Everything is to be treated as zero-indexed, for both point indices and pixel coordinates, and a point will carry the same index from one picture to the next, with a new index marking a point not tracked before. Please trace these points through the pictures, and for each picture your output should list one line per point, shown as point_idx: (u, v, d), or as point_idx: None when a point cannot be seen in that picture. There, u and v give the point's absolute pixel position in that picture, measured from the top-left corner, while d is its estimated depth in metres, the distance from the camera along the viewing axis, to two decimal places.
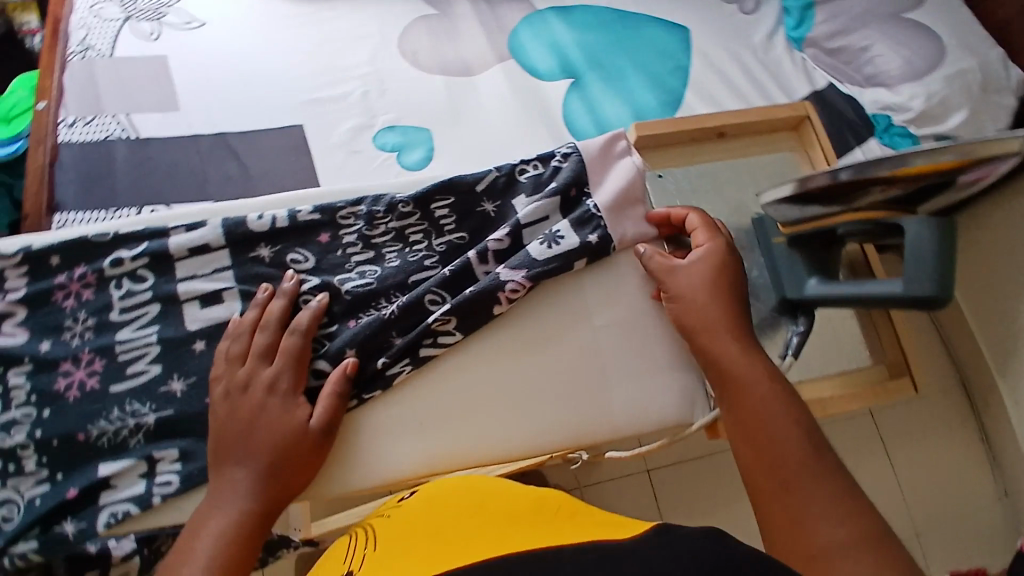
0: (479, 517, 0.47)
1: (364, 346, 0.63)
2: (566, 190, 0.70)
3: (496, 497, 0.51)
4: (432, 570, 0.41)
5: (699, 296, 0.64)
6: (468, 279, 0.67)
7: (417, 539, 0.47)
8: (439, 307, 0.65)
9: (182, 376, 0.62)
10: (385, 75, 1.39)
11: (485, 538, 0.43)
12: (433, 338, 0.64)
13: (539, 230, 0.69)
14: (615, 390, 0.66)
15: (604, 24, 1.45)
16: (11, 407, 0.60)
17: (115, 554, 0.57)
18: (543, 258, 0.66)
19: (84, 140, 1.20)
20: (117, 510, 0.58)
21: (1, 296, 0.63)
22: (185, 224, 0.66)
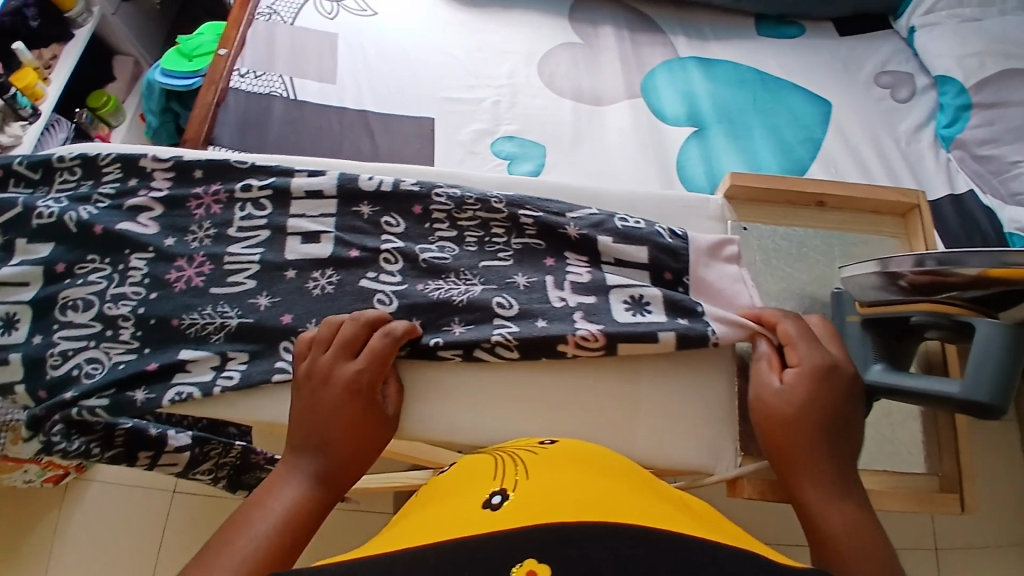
0: (592, 483, 0.52)
1: (427, 317, 0.68)
2: (659, 275, 0.71)
3: (606, 468, 0.57)
4: (552, 505, 0.48)
5: (795, 419, 0.58)
6: (541, 298, 0.68)
7: (547, 475, 0.54)
8: (504, 311, 0.68)
9: (269, 294, 0.70)
10: (519, 89, 1.47)
11: (601, 501, 0.49)
12: (490, 346, 0.66)
13: (627, 288, 0.69)
14: (646, 417, 0.67)
15: (743, 83, 1.45)
16: (126, 283, 0.70)
17: (172, 443, 0.67)
18: (625, 323, 0.67)
19: (250, 90, 1.38)
20: (182, 390, 0.66)
21: (147, 192, 0.74)
22: (308, 170, 0.75)
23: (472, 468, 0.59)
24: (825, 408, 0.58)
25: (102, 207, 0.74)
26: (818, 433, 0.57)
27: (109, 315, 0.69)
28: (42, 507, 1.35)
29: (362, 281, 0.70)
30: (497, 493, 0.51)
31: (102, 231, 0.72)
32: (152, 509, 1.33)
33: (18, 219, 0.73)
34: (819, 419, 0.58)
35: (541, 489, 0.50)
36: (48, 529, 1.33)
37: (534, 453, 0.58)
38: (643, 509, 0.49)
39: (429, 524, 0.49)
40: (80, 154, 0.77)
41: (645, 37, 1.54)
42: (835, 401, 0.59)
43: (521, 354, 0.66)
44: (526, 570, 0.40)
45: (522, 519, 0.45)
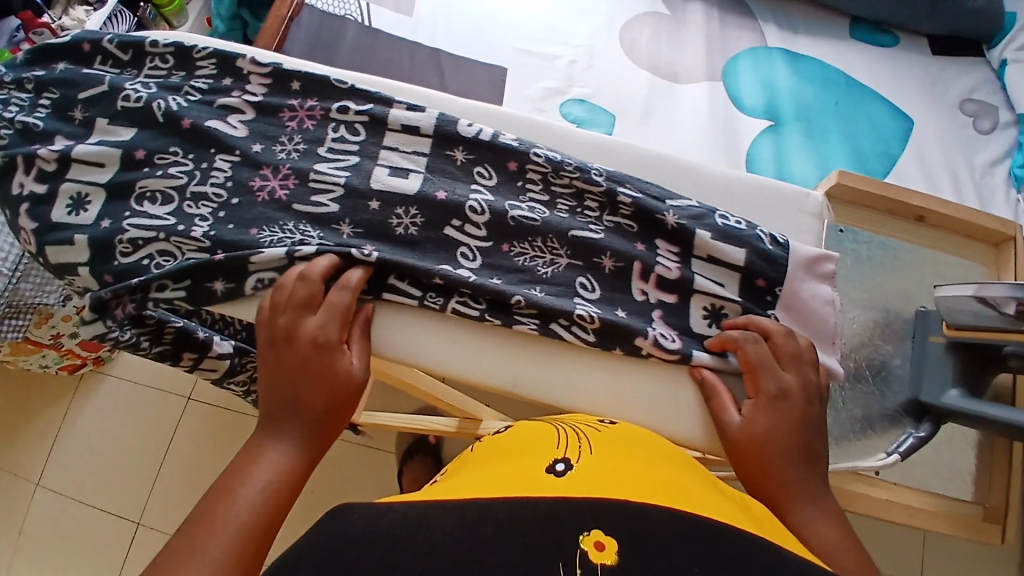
0: (659, 467, 0.51)
1: (510, 281, 0.67)
2: (753, 281, 0.68)
3: (669, 454, 0.55)
4: (622, 484, 0.46)
5: (766, 457, 0.57)
6: (623, 288, 0.68)
7: (610, 452, 0.52)
8: (585, 292, 0.67)
9: (352, 224, 0.68)
10: (596, 52, 1.43)
11: (671, 488, 0.47)
12: (568, 323, 0.65)
13: (711, 296, 0.67)
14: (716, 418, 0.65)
15: (828, 84, 1.40)
16: (207, 183, 0.69)
17: (216, 349, 0.72)
18: (701, 334, 0.67)
19: (325, 9, 1.35)
20: (263, 277, 0.66)
21: (240, 94, 0.73)
22: (406, 103, 0.73)
23: (530, 432, 0.57)
24: (792, 438, 0.58)
25: (191, 100, 0.72)
26: (785, 460, 0.57)
27: (187, 212, 0.68)
28: (59, 391, 1.38)
29: (446, 229, 0.68)
30: (561, 459, 0.49)
31: (189, 125, 0.70)
32: (166, 410, 1.35)
33: (107, 96, 0.72)
34: (785, 454, 0.57)
35: (608, 464, 0.48)
36: (57, 417, 1.36)
37: (598, 430, 0.57)
38: (711, 502, 0.47)
39: (487, 475, 0.48)
40: (175, 42, 0.75)
41: (734, 19, 1.48)
42: (793, 426, 0.59)
43: (594, 344, 0.66)
44: (592, 541, 0.39)
45: (586, 491, 0.44)
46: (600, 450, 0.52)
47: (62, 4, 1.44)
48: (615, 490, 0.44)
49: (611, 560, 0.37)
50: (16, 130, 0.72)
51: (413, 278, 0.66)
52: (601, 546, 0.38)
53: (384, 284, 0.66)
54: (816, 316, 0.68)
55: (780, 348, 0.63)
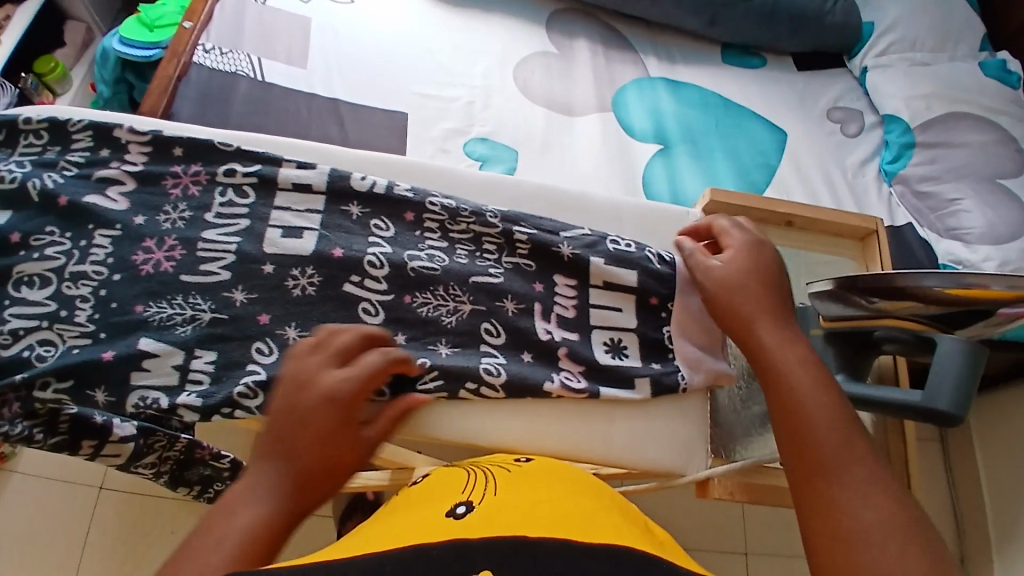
0: (557, 494, 0.53)
1: (417, 333, 0.67)
2: (646, 300, 0.73)
3: (569, 480, 0.57)
4: (516, 515, 0.48)
5: (746, 322, 0.61)
6: (527, 328, 0.69)
7: (512, 487, 0.54)
8: (490, 339, 0.69)
9: (246, 289, 0.66)
10: (493, 92, 1.48)
11: (565, 513, 0.49)
12: (476, 385, 0.66)
13: (608, 330, 0.72)
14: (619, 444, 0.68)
15: (707, 106, 1.51)
16: (87, 261, 0.66)
17: (116, 432, 0.61)
18: (604, 366, 0.70)
19: (214, 66, 1.34)
20: (147, 396, 0.62)
21: (117, 165, 0.70)
22: (296, 161, 0.72)
23: (444, 480, 0.58)
24: (765, 305, 0.62)
25: (68, 175, 0.69)
26: (763, 331, 0.60)
27: (66, 295, 0.64)
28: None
29: (344, 286, 0.67)
30: (463, 503, 0.51)
31: (67, 203, 0.67)
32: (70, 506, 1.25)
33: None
34: (761, 323, 0.60)
35: (506, 499, 0.51)
36: None
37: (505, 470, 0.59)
38: (604, 521, 0.50)
39: (388, 530, 0.49)
40: (49, 117, 0.71)
41: (618, 53, 1.58)
42: (763, 299, 0.62)
43: (505, 394, 0.67)
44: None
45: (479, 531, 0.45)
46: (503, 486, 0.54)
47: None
48: (509, 524, 0.46)
49: None
50: None
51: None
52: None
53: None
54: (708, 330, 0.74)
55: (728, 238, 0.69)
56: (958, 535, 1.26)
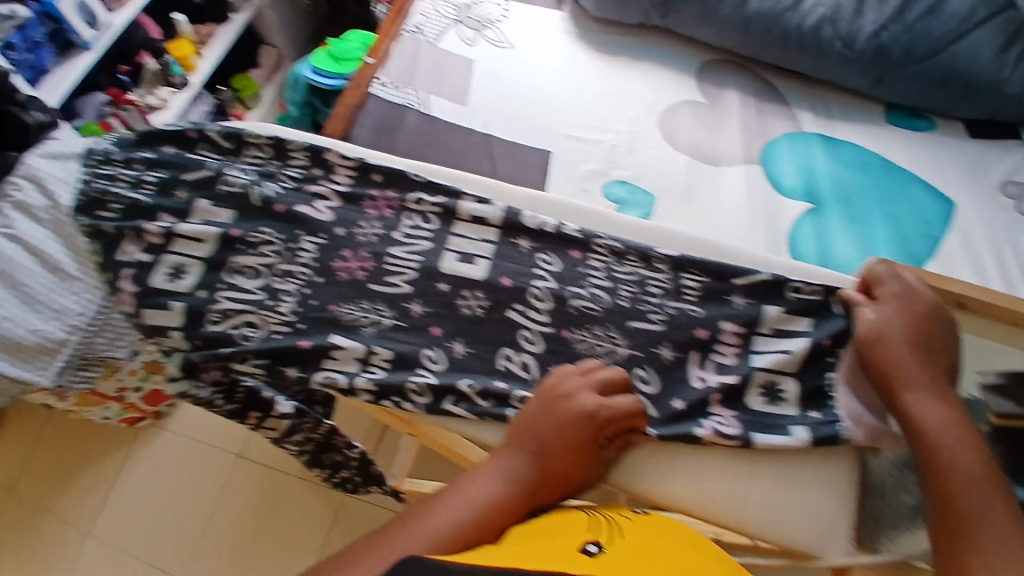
0: (678, 558, 0.53)
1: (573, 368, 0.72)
2: (817, 341, 0.73)
3: (693, 546, 0.58)
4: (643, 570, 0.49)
5: (897, 385, 0.65)
6: (682, 377, 0.73)
7: (636, 543, 0.55)
8: (643, 386, 0.72)
9: (422, 302, 0.76)
10: (638, 138, 1.52)
11: None
12: None
13: (768, 372, 0.72)
14: (752, 499, 0.69)
15: (866, 168, 1.44)
16: (295, 262, 0.79)
17: (279, 408, 0.74)
18: (760, 411, 0.71)
19: (391, 99, 1.53)
20: (331, 377, 0.73)
21: (330, 184, 0.84)
22: (475, 196, 0.82)
23: (565, 518, 0.61)
24: (921, 371, 0.65)
25: (286, 187, 0.84)
26: (915, 399, 0.63)
27: (275, 288, 0.78)
28: (111, 446, 1.56)
29: (509, 311, 0.75)
30: (592, 542, 0.53)
31: (282, 210, 0.82)
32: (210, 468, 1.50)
33: (210, 179, 0.85)
34: (922, 393, 0.63)
35: (633, 552, 0.52)
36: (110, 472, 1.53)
37: (628, 520, 0.61)
38: None
39: (518, 550, 0.52)
40: (271, 135, 0.87)
41: (771, 107, 1.55)
42: (921, 365, 0.65)
43: (656, 438, 0.70)
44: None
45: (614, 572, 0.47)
46: (628, 537, 0.56)
47: (149, 83, 1.68)
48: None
49: None
50: (124, 206, 0.85)
51: (482, 357, 0.73)
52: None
53: (440, 407, 0.71)
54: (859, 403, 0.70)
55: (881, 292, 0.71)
56: None
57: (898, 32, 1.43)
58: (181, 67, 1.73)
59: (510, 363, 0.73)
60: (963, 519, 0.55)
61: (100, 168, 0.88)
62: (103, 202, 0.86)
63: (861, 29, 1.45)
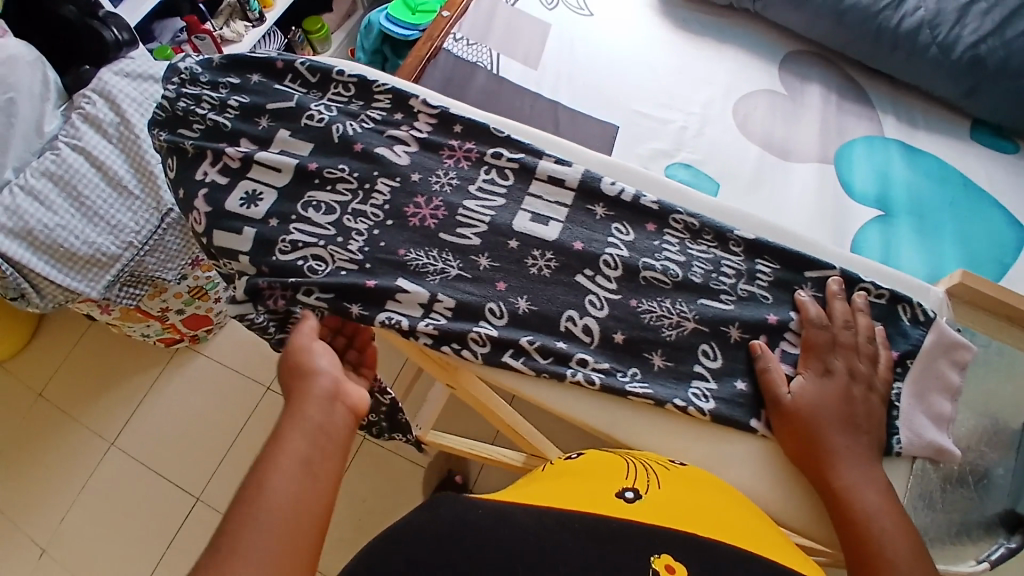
0: (707, 509, 0.57)
1: (636, 338, 0.72)
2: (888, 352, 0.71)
3: (731, 500, 0.62)
4: (668, 520, 0.52)
5: (774, 380, 0.68)
6: (746, 360, 0.72)
7: (675, 493, 0.59)
8: (706, 360, 0.72)
9: (490, 257, 0.77)
10: (708, 121, 1.48)
11: (710, 527, 0.53)
12: (684, 404, 0.69)
13: None
14: (808, 498, 0.67)
15: (944, 182, 1.38)
16: (368, 204, 0.81)
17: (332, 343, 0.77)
18: None
19: (461, 56, 1.53)
20: (392, 317, 0.74)
21: (410, 129, 0.85)
22: (555, 157, 0.83)
23: (603, 462, 0.65)
24: (836, 407, 0.66)
25: (365, 127, 0.86)
26: (833, 438, 0.64)
27: (347, 227, 0.80)
28: (153, 360, 1.72)
29: (578, 276, 0.76)
30: (629, 488, 0.58)
31: (360, 149, 0.84)
32: (239, 396, 1.66)
33: (293, 112, 0.87)
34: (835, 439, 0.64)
35: (663, 499, 0.56)
36: (147, 383, 1.70)
37: (666, 469, 0.64)
38: (749, 540, 0.54)
39: (556, 490, 0.57)
40: (358, 75, 0.89)
41: (854, 106, 1.49)
42: (839, 404, 0.66)
43: (711, 420, 0.69)
44: (662, 563, 0.46)
45: (653, 519, 0.51)
46: (667, 486, 0.60)
47: (225, 16, 1.70)
48: (683, 523, 0.52)
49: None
50: (205, 127, 0.88)
51: (543, 315, 0.74)
52: (672, 569, 0.45)
53: (499, 357, 0.72)
54: (914, 417, 0.70)
55: (833, 314, 0.72)
56: None
57: (1000, 44, 1.33)
58: (258, 2, 1.71)
59: (572, 324, 0.73)
60: (871, 545, 0.58)
61: (186, 88, 0.90)
62: (186, 121, 0.89)
63: (959, 38, 1.36)
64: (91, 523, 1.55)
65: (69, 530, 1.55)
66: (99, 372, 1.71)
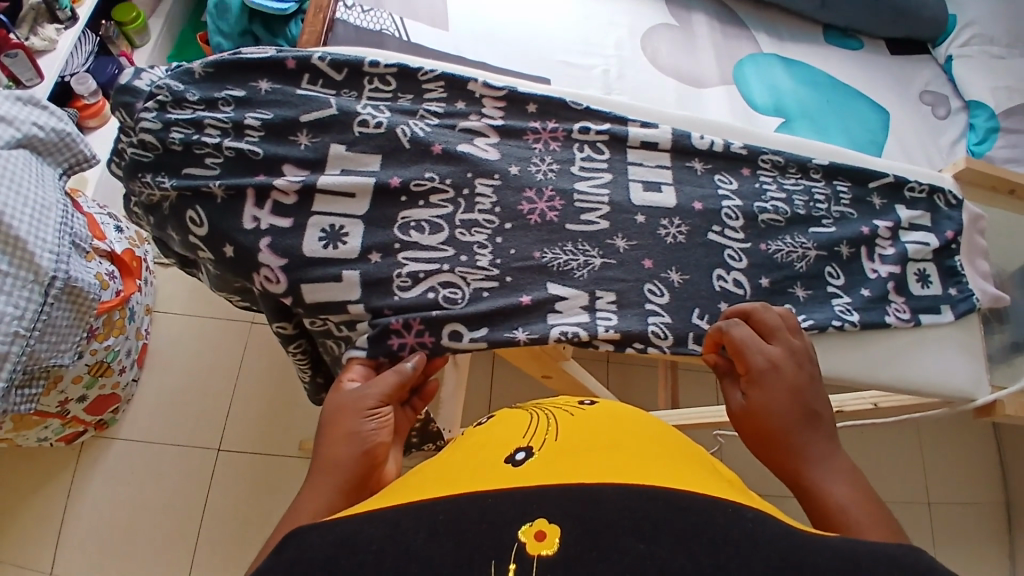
0: (607, 444, 0.55)
1: (778, 280, 0.77)
2: (944, 237, 0.84)
3: (632, 424, 0.61)
4: (556, 476, 0.49)
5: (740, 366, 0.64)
6: (860, 271, 0.81)
7: (582, 438, 0.56)
8: (834, 281, 0.79)
9: (624, 237, 0.74)
10: (626, 62, 1.45)
11: (610, 465, 0.50)
12: (841, 324, 0.76)
13: (917, 262, 0.83)
14: (931, 372, 0.79)
15: (817, 85, 1.43)
16: (476, 211, 0.71)
17: None
18: (919, 295, 0.82)
19: (360, 25, 1.36)
20: (568, 329, 0.68)
21: (481, 119, 0.76)
22: (638, 121, 0.81)
23: (509, 424, 0.63)
24: (787, 399, 0.60)
25: (431, 124, 0.74)
26: (793, 424, 0.59)
27: (465, 241, 0.70)
28: (56, 466, 1.36)
29: (709, 235, 0.77)
30: (522, 450, 0.55)
31: (442, 150, 0.72)
32: (190, 473, 1.38)
33: (339, 120, 0.71)
34: (793, 428, 0.59)
35: (564, 448, 0.54)
36: (60, 496, 1.33)
37: (568, 415, 0.63)
38: (664, 470, 0.51)
39: (438, 482, 0.52)
40: (396, 63, 0.75)
41: (734, 30, 1.53)
42: (787, 397, 0.60)
43: (860, 328, 0.78)
44: (534, 530, 0.40)
45: (537, 480, 0.48)
46: (564, 436, 0.57)
47: (30, 22, 1.27)
48: (566, 473, 0.49)
49: (547, 551, 0.39)
50: (225, 158, 0.69)
51: (696, 281, 0.74)
52: (542, 535, 0.39)
53: (686, 347, 0.71)
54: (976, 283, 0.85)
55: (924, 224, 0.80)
56: (1002, 461, 1.45)
57: None
58: None
59: (724, 282, 0.75)
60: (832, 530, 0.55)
61: (172, 113, 0.70)
62: (192, 156, 0.69)
63: None
64: None
65: None
66: None
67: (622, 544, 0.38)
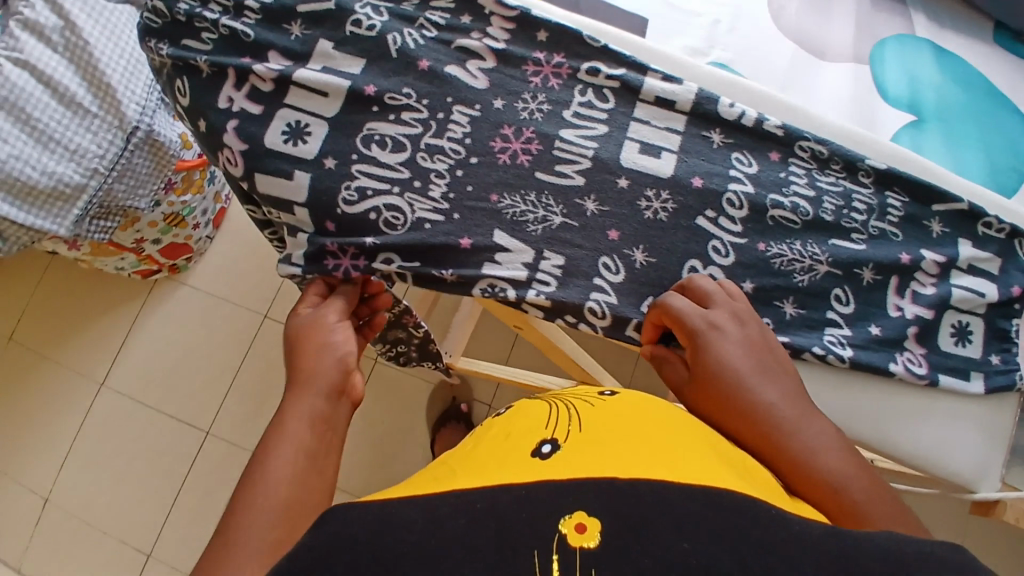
0: (646, 433, 0.47)
1: (764, 289, 0.66)
2: (1007, 291, 0.67)
3: (675, 412, 0.53)
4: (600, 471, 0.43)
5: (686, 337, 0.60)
6: (878, 303, 0.67)
7: (613, 425, 0.48)
8: (839, 305, 0.67)
9: (597, 200, 0.67)
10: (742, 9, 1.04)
11: (655, 460, 0.44)
12: (823, 353, 0.65)
13: (958, 313, 0.68)
14: (929, 443, 0.67)
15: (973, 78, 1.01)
16: (445, 137, 0.68)
17: None
18: (946, 351, 0.67)
19: None
20: (494, 286, 0.65)
21: (481, 39, 0.70)
22: (661, 72, 0.71)
23: (526, 410, 0.54)
24: (748, 359, 0.57)
25: (427, 36, 0.70)
26: (756, 381, 0.56)
27: (422, 168, 0.67)
28: (128, 295, 1.55)
29: (698, 219, 0.67)
30: (547, 441, 0.47)
31: (427, 67, 0.69)
32: (229, 331, 1.52)
33: (334, 17, 0.70)
34: (745, 377, 0.56)
35: (596, 437, 0.47)
36: (127, 320, 1.54)
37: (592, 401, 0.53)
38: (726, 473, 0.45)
39: (469, 471, 0.46)
40: None
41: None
42: (748, 357, 0.58)
43: (848, 367, 0.66)
44: (574, 522, 0.38)
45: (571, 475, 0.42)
46: (591, 425, 0.49)
47: None
48: (608, 467, 0.43)
49: (592, 542, 0.37)
50: (219, 36, 0.70)
51: (663, 267, 0.66)
52: (583, 528, 0.38)
53: (623, 332, 0.66)
54: None
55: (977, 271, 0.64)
56: None
57: None
58: None
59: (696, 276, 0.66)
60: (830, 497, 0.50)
61: None
62: (192, 28, 0.70)
63: None
64: (92, 472, 1.44)
65: (69, 479, 1.44)
66: (73, 310, 1.55)
67: (623, 539, 0.38)
